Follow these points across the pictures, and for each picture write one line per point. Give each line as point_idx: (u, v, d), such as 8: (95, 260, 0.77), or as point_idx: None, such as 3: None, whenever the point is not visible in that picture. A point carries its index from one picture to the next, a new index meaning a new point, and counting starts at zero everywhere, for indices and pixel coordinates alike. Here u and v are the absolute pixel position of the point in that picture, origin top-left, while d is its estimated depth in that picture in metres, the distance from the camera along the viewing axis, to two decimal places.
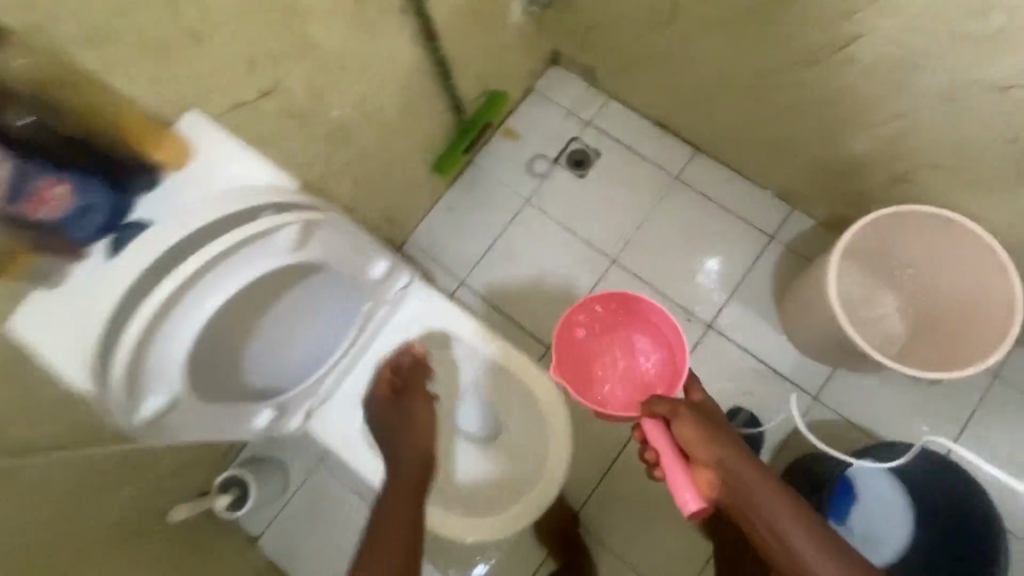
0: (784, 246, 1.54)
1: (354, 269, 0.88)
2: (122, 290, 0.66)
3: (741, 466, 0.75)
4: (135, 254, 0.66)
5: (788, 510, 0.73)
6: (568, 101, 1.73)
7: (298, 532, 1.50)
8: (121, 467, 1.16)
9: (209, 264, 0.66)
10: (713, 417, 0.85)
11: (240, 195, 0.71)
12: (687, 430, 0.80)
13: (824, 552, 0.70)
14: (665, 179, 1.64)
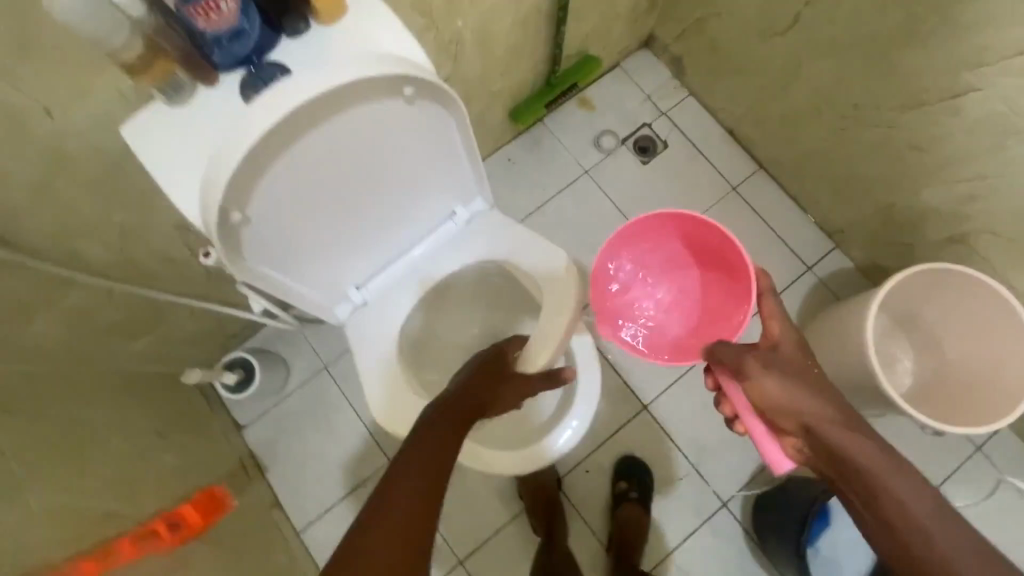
0: (818, 279, 1.59)
1: (447, 165, 0.89)
2: (249, 133, 0.61)
3: (833, 433, 0.75)
4: (270, 97, 0.61)
5: (899, 477, 0.70)
6: (649, 86, 1.73)
7: (286, 430, 1.49)
8: (145, 315, 1.15)
9: (332, 105, 0.66)
10: (795, 365, 0.84)
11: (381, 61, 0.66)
12: (764, 389, 0.81)
13: (937, 521, 0.67)
14: (723, 187, 1.66)
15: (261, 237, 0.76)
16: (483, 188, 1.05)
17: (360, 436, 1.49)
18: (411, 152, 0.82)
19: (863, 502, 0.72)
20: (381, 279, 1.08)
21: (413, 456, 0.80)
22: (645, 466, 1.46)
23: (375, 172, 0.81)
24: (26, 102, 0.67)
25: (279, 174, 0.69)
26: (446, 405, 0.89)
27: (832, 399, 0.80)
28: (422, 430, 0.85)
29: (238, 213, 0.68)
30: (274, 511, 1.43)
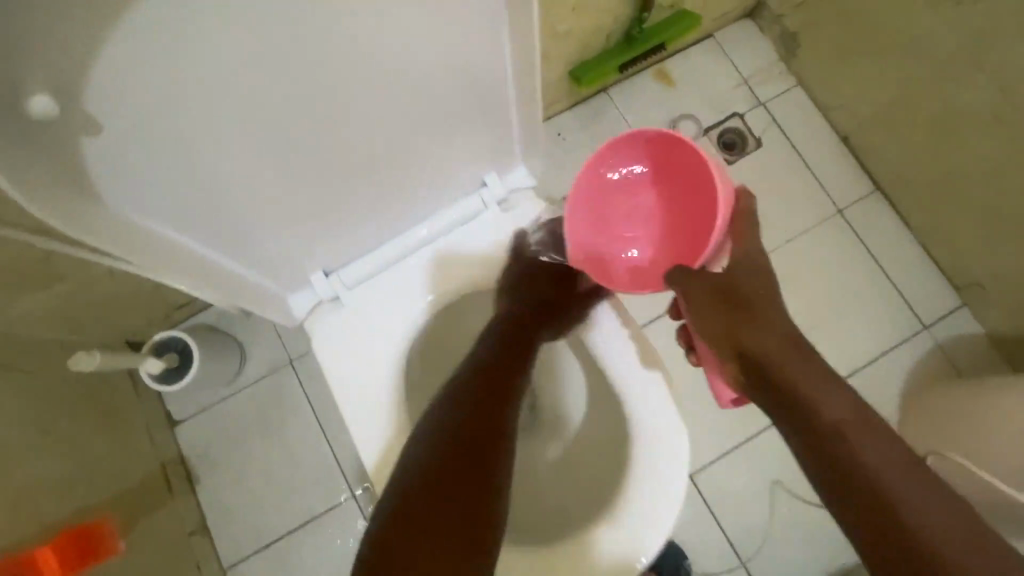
0: (935, 342, 1.23)
1: (472, 86, 0.58)
2: None
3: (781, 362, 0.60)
4: None
5: (855, 422, 0.56)
6: (747, 67, 1.37)
7: (230, 434, 1.17)
8: (29, 267, 0.82)
9: None
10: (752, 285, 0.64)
11: None
12: (700, 312, 0.63)
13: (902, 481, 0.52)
14: (826, 207, 1.30)
15: (124, 159, 0.44)
16: (521, 146, 0.71)
17: (323, 456, 1.16)
18: (409, 57, 0.51)
19: (818, 458, 0.56)
20: (368, 273, 0.75)
21: (434, 455, 0.60)
22: (682, 555, 1.12)
23: (347, 80, 0.50)
24: None
25: (146, 33, 0.38)
26: (470, 387, 0.67)
27: (787, 335, 0.63)
28: (441, 420, 0.64)
29: (47, 98, 0.37)
30: (197, 538, 1.10)
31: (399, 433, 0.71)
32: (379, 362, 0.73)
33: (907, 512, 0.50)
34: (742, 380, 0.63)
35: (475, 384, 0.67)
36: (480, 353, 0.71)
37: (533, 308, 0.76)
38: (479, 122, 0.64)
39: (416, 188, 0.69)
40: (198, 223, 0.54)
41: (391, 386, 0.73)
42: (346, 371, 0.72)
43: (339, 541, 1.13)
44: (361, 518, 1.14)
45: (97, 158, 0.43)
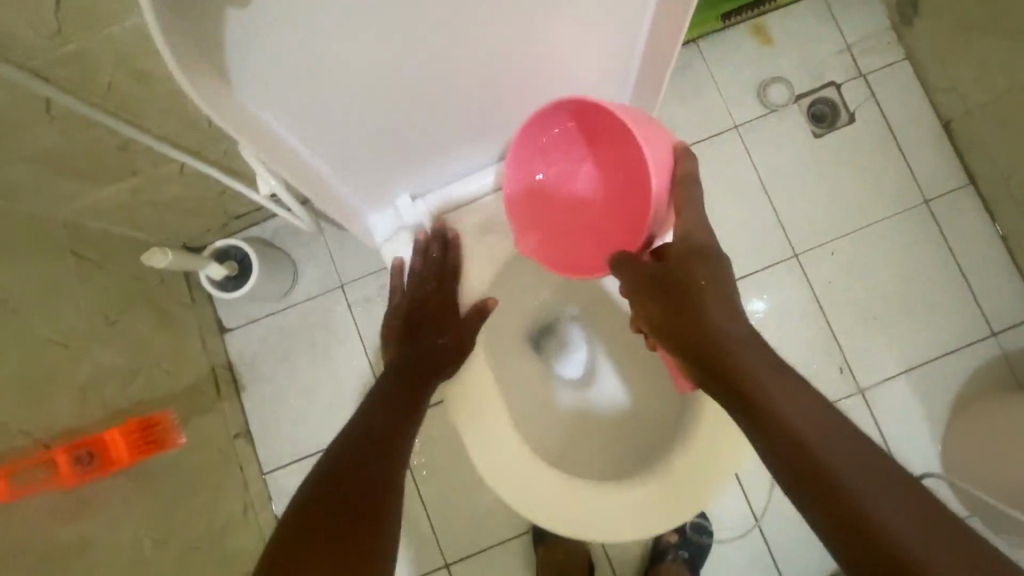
0: (1001, 349, 1.18)
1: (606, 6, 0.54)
2: None
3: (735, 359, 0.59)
4: None
5: (806, 415, 0.55)
6: (855, 33, 1.26)
7: (276, 348, 1.18)
8: (109, 155, 0.80)
9: None
10: (694, 269, 0.62)
11: None
12: (647, 307, 0.64)
13: (859, 477, 0.51)
14: (912, 195, 1.23)
15: (264, 44, 0.43)
16: (632, 72, 0.68)
17: (365, 382, 1.18)
18: None
19: (775, 454, 0.54)
20: (456, 200, 0.74)
21: (313, 505, 0.56)
22: (706, 524, 1.13)
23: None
24: None
25: None
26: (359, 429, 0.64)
27: (739, 324, 0.60)
28: (328, 464, 0.60)
29: None
30: (241, 443, 1.14)
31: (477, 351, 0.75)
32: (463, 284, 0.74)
33: (866, 511, 0.49)
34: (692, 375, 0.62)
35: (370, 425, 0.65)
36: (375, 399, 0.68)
37: (427, 331, 0.72)
38: (599, 48, 0.61)
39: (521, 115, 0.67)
40: (309, 119, 0.53)
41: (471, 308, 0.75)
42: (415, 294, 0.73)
43: None
44: None
45: (235, 37, 0.41)
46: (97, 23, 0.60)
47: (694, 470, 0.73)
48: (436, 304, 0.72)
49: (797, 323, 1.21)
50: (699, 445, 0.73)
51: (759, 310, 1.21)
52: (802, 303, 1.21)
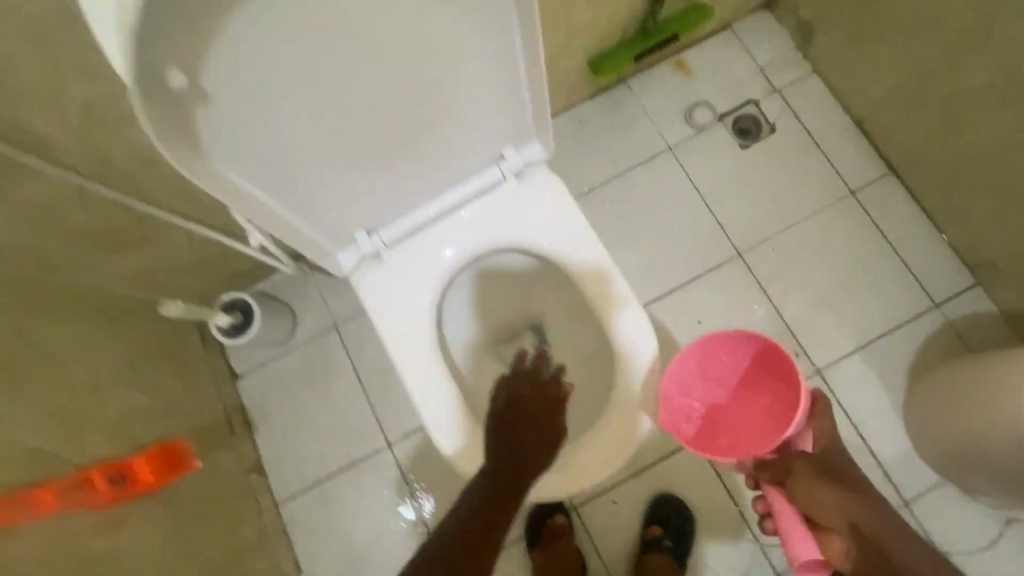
0: (945, 318, 1.27)
1: (488, 70, 0.69)
2: None
3: (882, 531, 0.70)
4: None
5: None
6: (764, 56, 1.43)
7: (281, 388, 1.32)
8: (129, 227, 0.97)
9: None
10: (825, 500, 0.73)
11: None
12: (815, 492, 0.74)
13: None
14: (838, 188, 1.35)
15: (233, 118, 0.57)
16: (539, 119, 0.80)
17: (362, 410, 1.30)
18: (439, 40, 0.62)
19: None
20: (405, 232, 0.87)
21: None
22: (687, 513, 1.20)
23: (395, 47, 0.60)
24: None
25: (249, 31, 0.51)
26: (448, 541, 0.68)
27: (898, 545, 0.69)
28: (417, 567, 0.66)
29: (181, 73, 0.50)
30: (254, 476, 1.26)
31: (431, 356, 0.86)
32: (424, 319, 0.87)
33: None
34: (851, 554, 0.71)
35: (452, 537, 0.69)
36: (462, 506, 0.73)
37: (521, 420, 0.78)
38: (498, 105, 0.75)
39: (448, 159, 0.80)
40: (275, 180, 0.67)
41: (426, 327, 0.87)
42: (378, 329, 0.86)
43: (376, 485, 1.26)
44: (395, 468, 1.27)
45: (208, 125, 0.56)
46: None
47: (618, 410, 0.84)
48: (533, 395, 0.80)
49: (750, 316, 1.30)
50: (624, 386, 0.84)
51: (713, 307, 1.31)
52: (751, 296, 1.31)
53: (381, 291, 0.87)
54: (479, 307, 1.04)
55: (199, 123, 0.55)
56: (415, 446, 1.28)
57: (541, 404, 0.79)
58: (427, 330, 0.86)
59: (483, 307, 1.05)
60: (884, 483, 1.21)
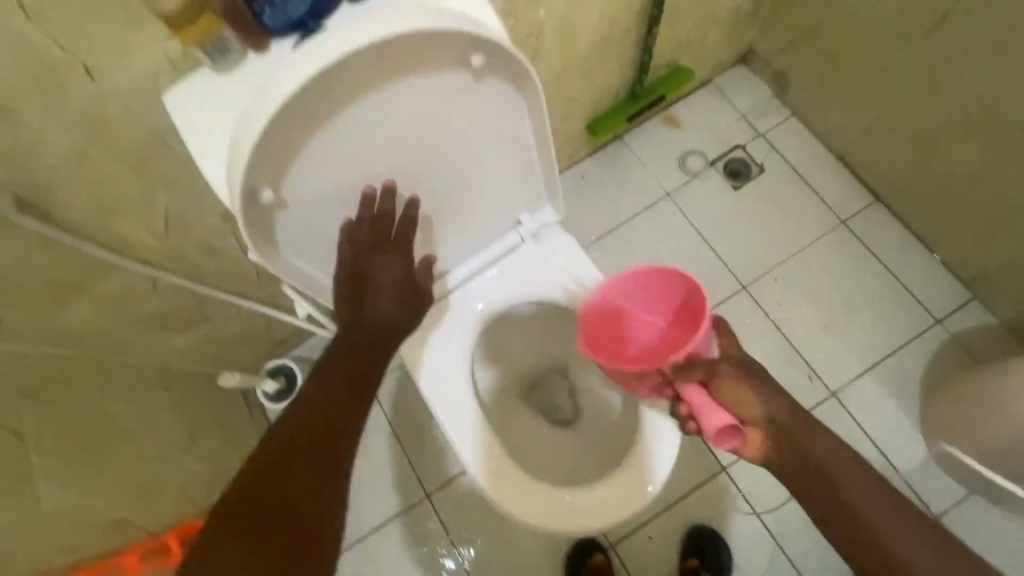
0: (949, 334, 1.33)
1: (510, 157, 0.80)
2: (291, 89, 0.54)
3: (791, 425, 0.75)
4: (312, 52, 0.54)
5: (849, 473, 0.73)
6: (745, 105, 1.56)
7: None
8: (190, 309, 1.07)
9: (384, 77, 0.60)
10: (815, 445, 0.74)
11: (440, 14, 0.57)
12: (733, 396, 0.75)
13: (893, 518, 0.71)
14: (830, 219, 1.45)
15: (303, 218, 0.68)
16: (554, 190, 0.91)
17: (399, 463, 1.37)
18: (470, 141, 0.73)
19: (826, 504, 0.73)
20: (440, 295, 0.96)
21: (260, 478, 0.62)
22: (722, 543, 1.23)
23: (434, 151, 0.71)
24: (60, 52, 0.58)
25: (320, 152, 0.62)
26: (302, 418, 0.67)
27: (874, 496, 0.72)
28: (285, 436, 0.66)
29: (268, 190, 0.61)
30: None
31: (470, 409, 0.93)
32: (461, 375, 0.94)
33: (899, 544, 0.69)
34: (762, 445, 0.75)
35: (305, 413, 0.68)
36: (325, 382, 0.71)
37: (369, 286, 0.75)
38: (519, 184, 0.86)
39: (474, 229, 0.90)
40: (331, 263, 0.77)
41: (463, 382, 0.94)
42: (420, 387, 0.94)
43: (418, 536, 1.31)
44: (435, 518, 1.32)
45: (282, 224, 0.67)
46: (187, 228, 0.89)
47: (638, 454, 0.90)
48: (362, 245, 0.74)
49: (762, 344, 1.37)
50: (650, 431, 0.90)
51: None
52: (760, 326, 1.38)
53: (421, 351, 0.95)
54: (511, 362, 1.12)
55: (275, 223, 0.67)
56: (452, 495, 1.33)
57: (372, 264, 0.75)
58: (465, 385, 0.94)
59: (515, 362, 1.13)
60: (913, 499, 1.24)
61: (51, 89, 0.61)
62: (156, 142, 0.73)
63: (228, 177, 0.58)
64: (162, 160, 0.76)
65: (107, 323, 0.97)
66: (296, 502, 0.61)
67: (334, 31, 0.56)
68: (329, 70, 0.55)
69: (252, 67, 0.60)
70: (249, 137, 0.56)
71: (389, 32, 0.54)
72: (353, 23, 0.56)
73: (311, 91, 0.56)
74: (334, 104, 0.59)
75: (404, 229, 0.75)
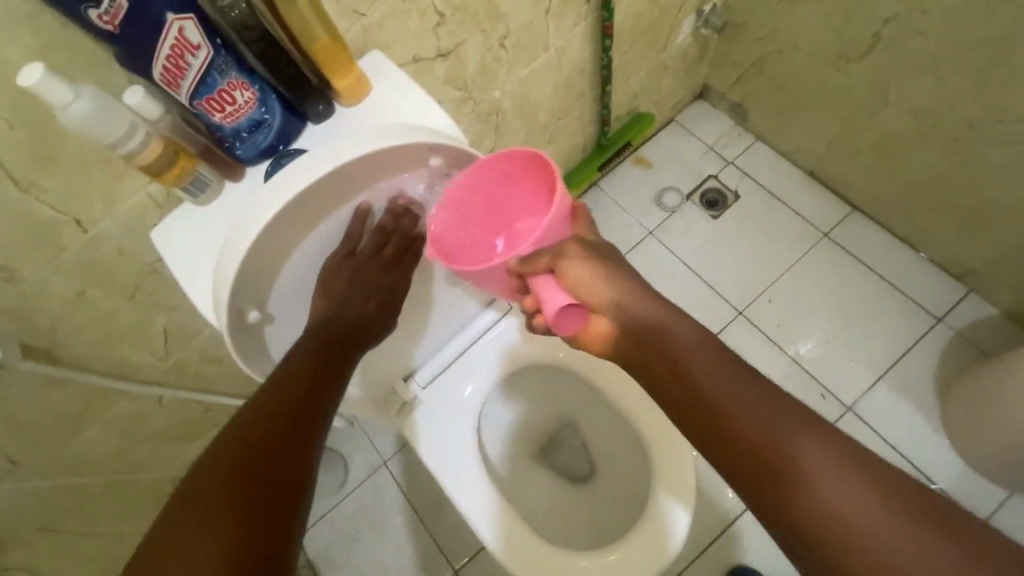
0: (953, 330, 1.32)
1: None
2: (263, 223, 0.58)
3: (679, 326, 0.56)
4: (279, 185, 0.58)
5: (768, 405, 0.51)
6: (710, 137, 1.62)
7: (343, 536, 1.36)
8: (197, 418, 1.08)
9: (353, 191, 0.64)
10: (716, 373, 0.53)
11: (396, 130, 0.62)
12: (573, 276, 0.56)
13: (840, 469, 0.46)
14: (813, 234, 1.47)
15: (292, 327, 0.71)
16: None
17: (424, 541, 1.34)
18: None
19: (731, 457, 0.50)
20: (438, 370, 0.97)
21: (210, 484, 0.50)
22: None
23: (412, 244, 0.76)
24: (53, 211, 0.63)
25: (302, 268, 0.66)
26: (277, 403, 0.58)
27: (802, 437, 0.48)
28: (258, 406, 0.58)
29: (256, 311, 0.65)
30: None
31: (481, 478, 0.93)
32: (469, 447, 0.95)
33: (838, 505, 0.45)
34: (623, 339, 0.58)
35: (265, 410, 0.57)
36: (293, 359, 0.63)
37: (365, 293, 0.70)
38: None
39: (463, 303, 0.93)
40: None
41: (471, 453, 0.95)
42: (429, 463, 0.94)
43: None
44: None
45: (274, 337, 0.71)
46: (186, 344, 0.91)
47: (661, 504, 0.88)
48: (380, 249, 0.70)
49: (769, 368, 1.36)
50: (666, 477, 0.89)
51: None
52: (763, 349, 1.38)
53: (423, 425, 0.96)
54: (522, 426, 1.12)
55: (266, 337, 0.70)
56: (483, 566, 1.30)
57: (376, 266, 0.70)
58: (474, 458, 0.95)
59: (531, 429, 1.14)
60: None
61: (46, 245, 0.65)
62: (149, 271, 0.77)
63: (215, 305, 0.62)
64: (155, 286, 0.79)
65: (118, 447, 0.98)
66: (269, 499, 0.51)
67: (299, 161, 0.60)
68: (299, 198, 0.59)
69: (232, 197, 0.65)
70: (230, 270, 0.60)
71: (348, 157, 0.58)
72: (316, 151, 0.60)
73: (286, 218, 0.60)
74: (308, 225, 0.63)
75: (410, 258, 0.74)
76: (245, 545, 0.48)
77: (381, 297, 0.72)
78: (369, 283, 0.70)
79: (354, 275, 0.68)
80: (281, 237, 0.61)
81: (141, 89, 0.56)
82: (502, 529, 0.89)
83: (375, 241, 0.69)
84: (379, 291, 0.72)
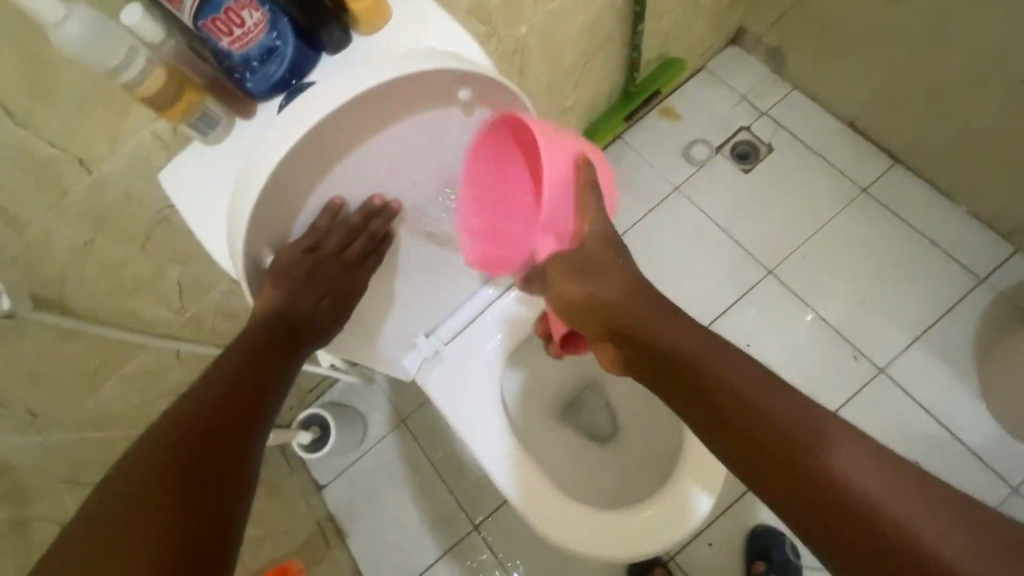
0: (996, 291, 1.26)
1: None
2: (277, 157, 0.53)
3: (669, 341, 0.58)
4: (294, 116, 0.53)
5: (783, 413, 0.53)
6: (743, 85, 1.52)
7: (362, 491, 1.37)
8: None
9: (373, 126, 0.59)
10: (732, 381, 0.56)
11: (420, 56, 0.56)
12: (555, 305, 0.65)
13: (873, 472, 0.48)
14: (850, 190, 1.39)
15: None
16: None
17: (443, 497, 1.34)
18: None
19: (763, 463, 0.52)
20: (460, 327, 0.94)
21: (136, 483, 0.46)
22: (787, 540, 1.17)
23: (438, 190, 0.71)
24: (51, 148, 0.58)
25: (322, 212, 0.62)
26: (218, 399, 0.54)
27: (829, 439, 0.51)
28: (196, 400, 0.54)
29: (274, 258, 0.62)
30: None
31: (503, 437, 0.91)
32: (490, 407, 0.93)
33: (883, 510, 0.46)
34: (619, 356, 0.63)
35: (200, 406, 0.53)
36: (236, 355, 0.58)
37: (324, 293, 0.65)
38: None
39: None
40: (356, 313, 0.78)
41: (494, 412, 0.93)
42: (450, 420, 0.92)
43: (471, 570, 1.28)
44: (487, 550, 1.29)
45: None
46: (202, 297, 0.89)
47: (694, 463, 0.86)
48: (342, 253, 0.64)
49: (798, 328, 1.31)
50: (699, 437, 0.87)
51: (759, 328, 1.33)
52: (794, 309, 1.33)
53: (440, 383, 0.93)
54: (547, 384, 1.10)
55: None
56: (503, 522, 1.30)
57: (332, 266, 0.64)
58: (498, 415, 0.92)
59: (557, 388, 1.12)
60: (986, 472, 1.17)
61: (48, 186, 0.61)
62: (159, 219, 0.73)
63: (232, 252, 0.58)
64: (167, 235, 0.75)
65: (137, 401, 0.97)
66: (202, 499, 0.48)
67: (314, 89, 0.54)
68: (316, 132, 0.54)
69: (244, 136, 0.60)
70: (244, 210, 0.55)
71: (368, 85, 0.53)
72: (331, 78, 0.55)
73: (302, 155, 0.55)
74: (326, 164, 0.58)
75: (376, 256, 0.69)
76: (183, 545, 0.45)
77: (338, 292, 0.66)
78: (327, 283, 0.65)
79: (307, 273, 0.62)
80: (297, 176, 0.57)
81: (140, 9, 0.51)
82: (526, 485, 0.88)
83: (341, 240, 0.63)
84: (346, 287, 0.67)
